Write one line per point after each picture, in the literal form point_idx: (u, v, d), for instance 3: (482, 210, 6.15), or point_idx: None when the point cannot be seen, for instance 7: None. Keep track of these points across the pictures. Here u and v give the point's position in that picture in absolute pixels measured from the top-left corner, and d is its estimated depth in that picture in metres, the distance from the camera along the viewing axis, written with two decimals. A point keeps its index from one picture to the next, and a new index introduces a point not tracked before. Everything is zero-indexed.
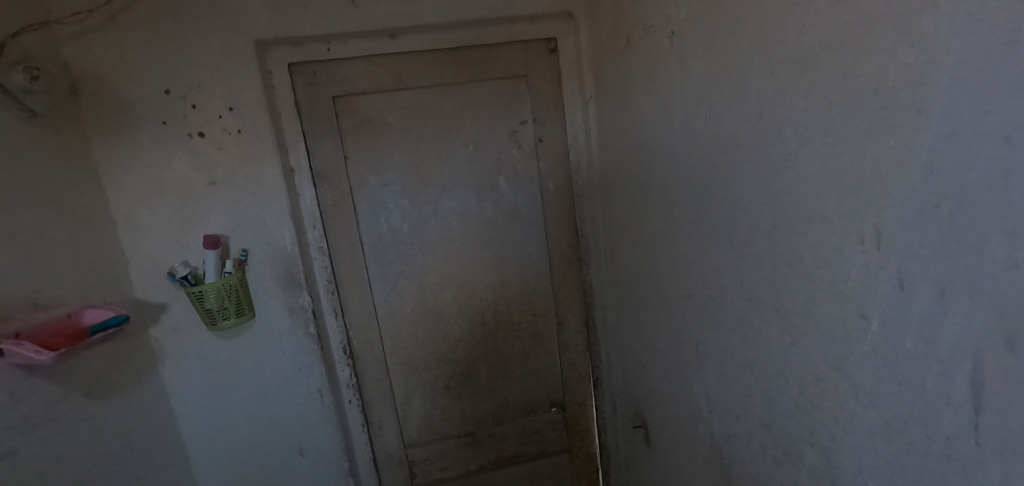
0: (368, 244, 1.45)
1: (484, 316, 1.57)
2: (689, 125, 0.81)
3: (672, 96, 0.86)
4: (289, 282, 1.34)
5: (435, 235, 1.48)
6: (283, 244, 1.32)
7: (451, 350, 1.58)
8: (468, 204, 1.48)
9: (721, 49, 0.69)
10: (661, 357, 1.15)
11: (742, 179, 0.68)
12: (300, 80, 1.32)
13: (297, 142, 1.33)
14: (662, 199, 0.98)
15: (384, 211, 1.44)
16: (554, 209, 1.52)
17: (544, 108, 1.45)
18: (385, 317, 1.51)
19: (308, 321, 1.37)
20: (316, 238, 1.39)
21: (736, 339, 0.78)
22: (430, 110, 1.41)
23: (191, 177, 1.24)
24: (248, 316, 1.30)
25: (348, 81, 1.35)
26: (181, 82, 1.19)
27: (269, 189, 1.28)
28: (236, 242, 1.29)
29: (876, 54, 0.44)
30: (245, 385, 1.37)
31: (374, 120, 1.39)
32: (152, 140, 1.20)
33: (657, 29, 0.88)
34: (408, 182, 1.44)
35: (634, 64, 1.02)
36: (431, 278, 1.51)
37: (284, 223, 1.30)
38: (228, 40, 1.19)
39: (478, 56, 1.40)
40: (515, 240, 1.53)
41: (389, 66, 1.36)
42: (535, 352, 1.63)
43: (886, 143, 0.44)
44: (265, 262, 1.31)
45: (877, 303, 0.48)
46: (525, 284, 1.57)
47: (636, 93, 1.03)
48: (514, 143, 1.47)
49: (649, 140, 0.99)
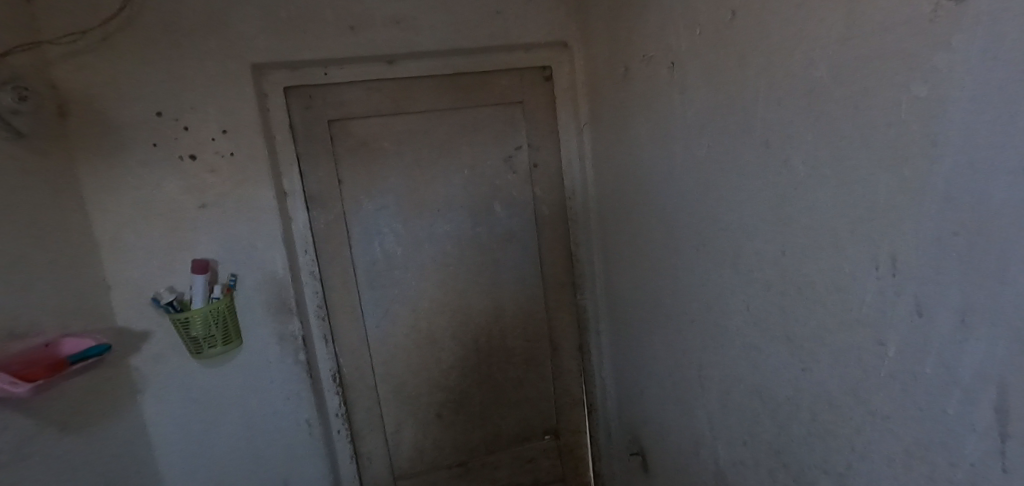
0: (361, 268, 1.43)
1: (478, 341, 1.55)
2: (691, 153, 0.83)
3: (673, 125, 0.88)
4: (279, 308, 1.31)
5: (429, 260, 1.47)
6: (274, 269, 1.29)
7: (444, 377, 1.54)
8: (463, 228, 1.48)
9: (725, 80, 0.71)
10: (661, 383, 1.15)
11: (749, 206, 0.70)
12: (296, 104, 1.31)
13: (292, 166, 1.32)
14: (662, 224, 0.99)
15: (378, 235, 1.43)
16: (549, 234, 1.52)
17: (539, 134, 1.47)
18: (377, 343, 1.47)
19: (298, 347, 1.33)
20: (308, 262, 1.36)
21: (743, 364, 0.78)
22: (426, 135, 1.42)
23: (181, 200, 1.21)
24: (236, 343, 1.25)
25: (345, 105, 1.35)
26: (174, 104, 1.17)
27: (262, 212, 1.26)
28: (226, 267, 1.25)
29: (886, 88, 0.46)
30: (230, 416, 1.31)
31: (370, 144, 1.39)
32: (141, 163, 1.18)
33: (656, 59, 0.91)
34: (402, 206, 1.43)
35: (632, 94, 1.04)
36: (425, 303, 1.49)
37: (276, 247, 1.28)
38: (225, 63, 1.19)
39: (474, 83, 1.41)
40: (510, 264, 1.52)
41: (386, 91, 1.36)
42: (530, 378, 1.61)
43: (900, 173, 0.45)
44: (254, 287, 1.28)
45: (894, 329, 0.49)
46: (519, 309, 1.56)
47: (634, 121, 1.05)
48: (509, 168, 1.48)
49: (648, 167, 1.01)
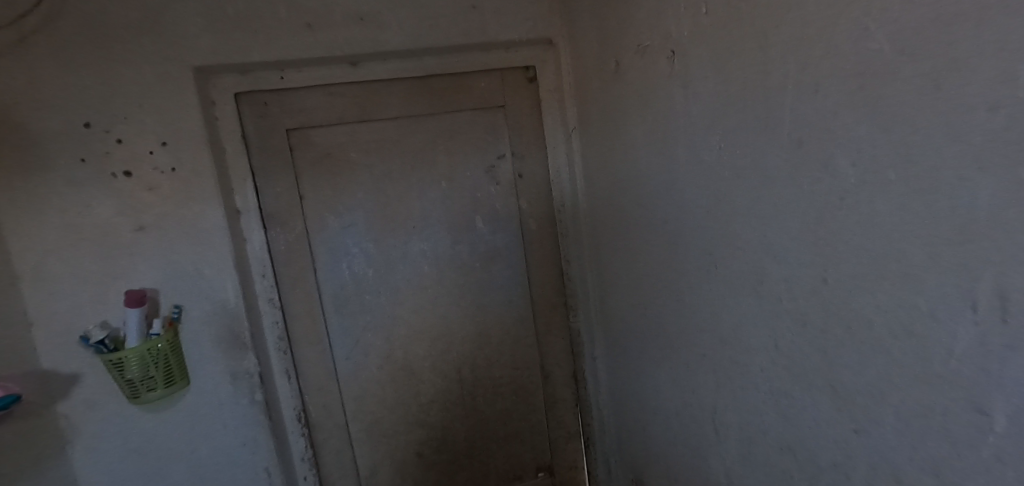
0: (327, 294, 1.28)
1: (461, 372, 1.40)
2: (698, 157, 0.70)
3: (674, 124, 0.75)
4: (232, 342, 1.15)
5: (404, 282, 1.32)
6: (224, 299, 1.13)
7: (424, 412, 1.39)
8: (441, 247, 1.33)
9: (741, 67, 0.58)
10: (666, 423, 1.00)
11: (777, 220, 0.56)
12: (249, 112, 1.17)
13: (245, 181, 1.17)
14: (665, 240, 0.85)
15: (346, 257, 1.28)
16: (537, 250, 1.38)
17: (523, 141, 1.33)
18: (348, 376, 1.32)
19: (255, 386, 1.17)
20: (265, 289, 1.21)
21: (769, 412, 0.64)
22: (398, 143, 1.28)
23: (114, 223, 1.06)
24: (180, 385, 1.10)
25: (305, 112, 1.21)
26: (105, 113, 1.03)
27: (209, 235, 1.11)
28: (168, 298, 1.10)
29: (986, 59, 0.32)
30: (176, 467, 1.15)
31: (335, 155, 1.24)
32: (66, 182, 1.02)
33: (654, 49, 0.78)
34: (373, 224, 1.28)
35: (625, 92, 0.91)
36: (400, 331, 1.34)
37: (226, 274, 1.13)
38: (163, 67, 1.04)
39: (451, 87, 1.28)
40: (494, 285, 1.38)
41: (352, 96, 1.23)
42: (519, 411, 1.46)
43: (1011, 176, 0.31)
44: (203, 319, 1.13)
45: (1002, 395, 0.34)
46: (506, 334, 1.41)
47: (628, 123, 0.92)
48: (491, 178, 1.34)
49: (646, 174, 0.88)
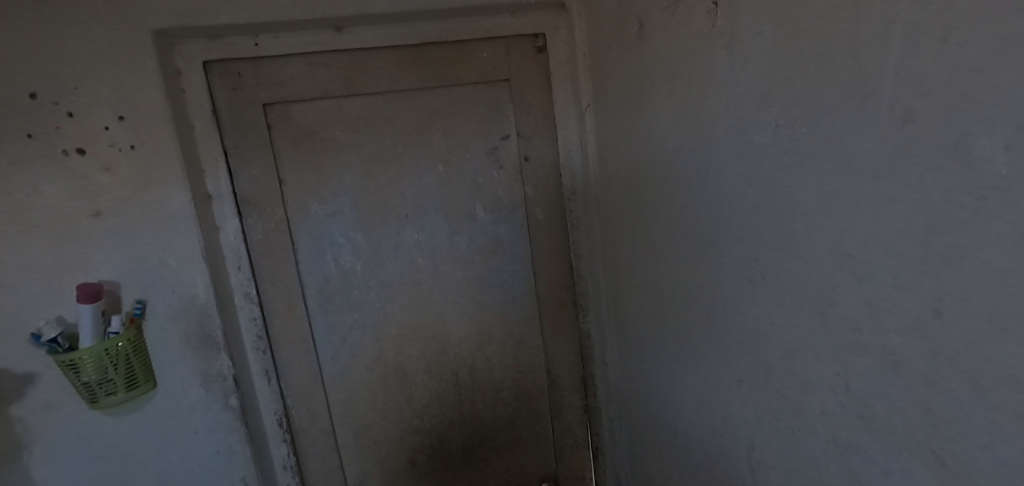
0: (311, 289, 1.16)
1: (459, 375, 1.28)
2: (744, 137, 0.55)
3: (713, 99, 0.60)
4: (202, 342, 1.04)
5: (396, 277, 1.20)
6: (193, 293, 1.02)
7: (418, 418, 1.27)
8: (438, 238, 1.20)
9: (815, 15, 0.43)
10: (689, 449, 0.87)
11: (861, 222, 0.41)
12: (221, 84, 1.04)
13: (216, 162, 1.05)
14: (696, 240, 0.71)
15: (332, 248, 1.15)
16: (544, 244, 1.24)
17: (530, 120, 1.18)
18: (334, 378, 1.20)
19: (229, 389, 1.06)
20: (242, 283, 1.10)
21: (832, 469, 0.50)
22: (390, 121, 1.14)
23: (67, 207, 0.93)
24: (145, 388, 0.99)
25: (284, 85, 1.07)
26: (52, 82, 0.90)
27: (174, 222, 0.99)
28: (130, 291, 0.98)
29: None
30: (143, 477, 1.04)
31: (319, 133, 1.11)
32: (12, 160, 0.90)
33: (689, 3, 0.63)
34: (362, 211, 1.15)
35: (649, 59, 0.76)
36: (392, 330, 1.22)
37: (194, 265, 1.01)
38: (117, 29, 0.91)
39: (449, 57, 1.13)
40: (496, 281, 1.25)
41: (337, 67, 1.09)
42: (523, 417, 1.34)
43: None
44: (170, 316, 1.01)
45: None
46: (508, 334, 1.28)
47: (651, 99, 0.78)
48: (494, 162, 1.20)
49: (674, 158, 0.73)
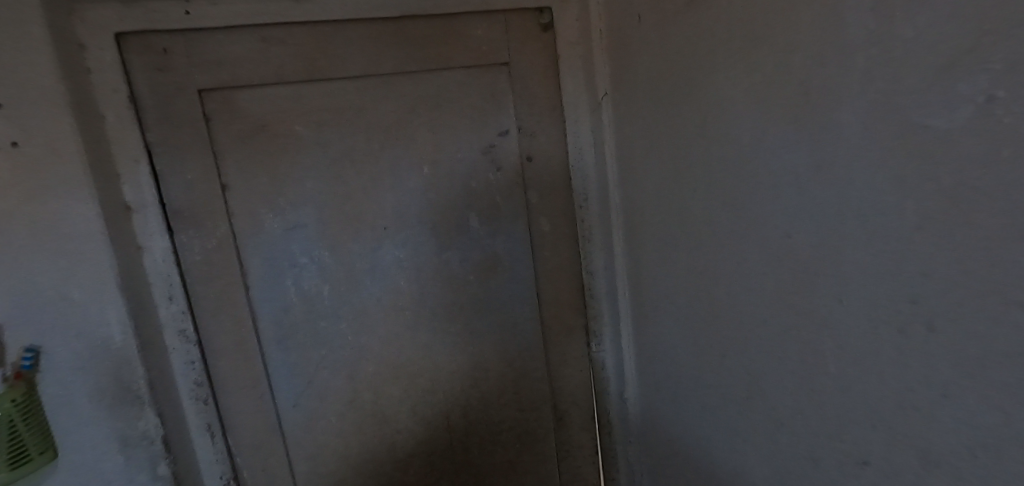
0: (267, 321, 0.93)
1: (450, 417, 1.07)
2: (901, 121, 0.38)
3: (837, 71, 0.43)
4: (121, 398, 0.78)
5: (374, 303, 0.98)
6: (108, 335, 0.76)
7: (401, 471, 1.06)
8: (424, 254, 0.99)
9: None
10: None
11: None
12: (142, 62, 0.80)
13: (137, 164, 0.81)
14: (788, 265, 0.53)
15: (292, 269, 0.93)
16: (549, 259, 1.05)
17: (533, 112, 0.99)
18: (297, 429, 0.98)
19: (158, 456, 0.81)
20: (175, 317, 0.86)
21: None
22: (363, 113, 0.93)
23: None
24: (37, 465, 0.70)
25: (227, 65, 0.84)
26: None
27: (78, 244, 0.73)
28: (17, 334, 0.71)
29: None
30: None
31: (273, 128, 0.89)
32: None
33: None
34: (330, 224, 0.94)
35: (712, 26, 0.59)
36: (369, 367, 1.00)
37: (108, 298, 0.75)
38: None
39: (437, 35, 0.93)
40: (495, 304, 1.05)
41: (296, 44, 0.87)
42: (525, 463, 1.14)
43: None
44: (76, 365, 0.75)
45: None
46: (509, 366, 1.08)
47: (715, 78, 0.60)
48: (491, 162, 1.00)
49: (755, 156, 0.55)
